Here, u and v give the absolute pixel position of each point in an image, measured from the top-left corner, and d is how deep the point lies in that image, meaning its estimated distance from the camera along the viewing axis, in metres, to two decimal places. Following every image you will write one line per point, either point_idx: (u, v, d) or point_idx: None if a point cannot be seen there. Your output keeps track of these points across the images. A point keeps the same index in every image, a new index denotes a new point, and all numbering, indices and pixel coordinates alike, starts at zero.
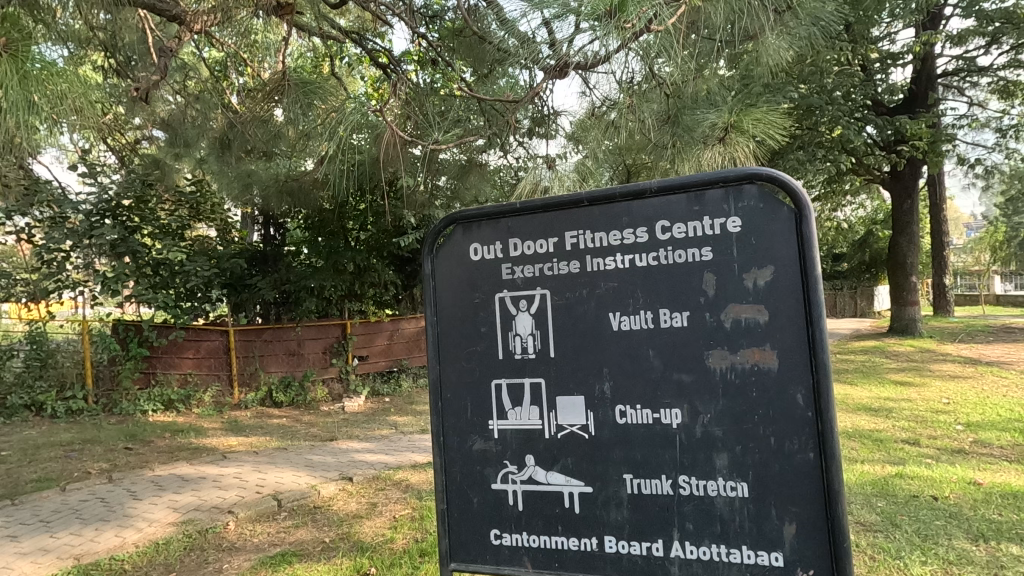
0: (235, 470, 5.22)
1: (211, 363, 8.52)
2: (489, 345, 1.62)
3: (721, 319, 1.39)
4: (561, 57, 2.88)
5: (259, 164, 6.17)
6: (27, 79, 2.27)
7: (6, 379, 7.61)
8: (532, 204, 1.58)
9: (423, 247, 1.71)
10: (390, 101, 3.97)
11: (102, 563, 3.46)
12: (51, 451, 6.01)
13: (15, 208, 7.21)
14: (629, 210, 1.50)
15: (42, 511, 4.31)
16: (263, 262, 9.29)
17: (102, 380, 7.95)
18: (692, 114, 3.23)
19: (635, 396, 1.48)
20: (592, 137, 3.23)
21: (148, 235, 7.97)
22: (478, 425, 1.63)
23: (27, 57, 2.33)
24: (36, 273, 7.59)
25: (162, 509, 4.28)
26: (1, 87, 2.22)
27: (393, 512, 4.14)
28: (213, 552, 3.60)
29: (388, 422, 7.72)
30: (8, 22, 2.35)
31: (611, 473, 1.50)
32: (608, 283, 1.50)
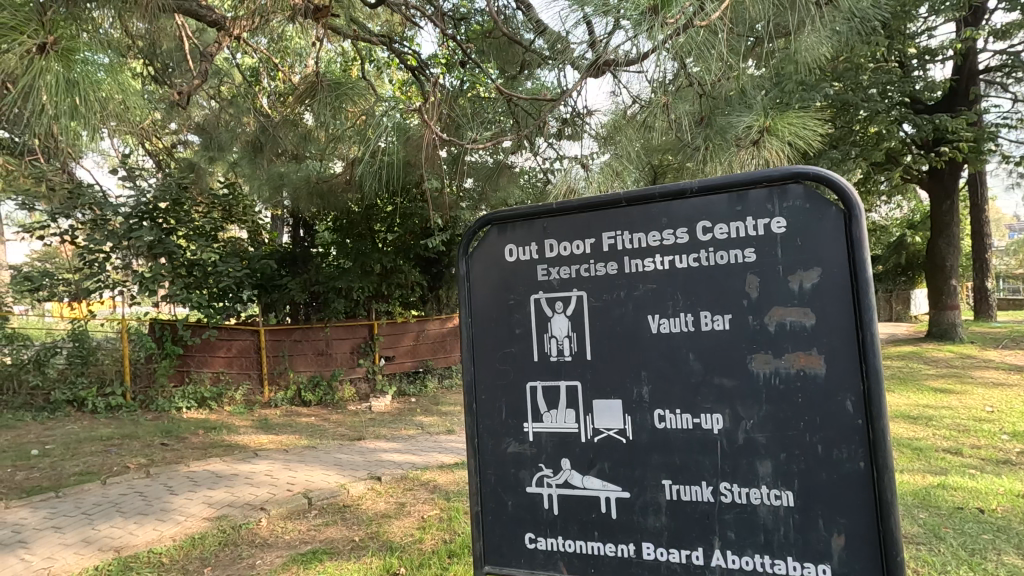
0: (267, 468, 5.32)
1: (242, 362, 8.73)
2: (524, 347, 1.61)
3: (765, 322, 1.36)
4: (600, 57, 2.84)
5: (289, 166, 6.26)
6: (76, 87, 2.39)
7: (50, 376, 7.86)
8: (568, 204, 1.56)
9: (457, 248, 1.71)
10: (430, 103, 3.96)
11: (141, 556, 3.55)
12: (92, 445, 6.21)
13: (59, 210, 7.47)
14: (668, 210, 1.47)
15: (84, 504, 4.45)
16: (294, 263, 9.46)
17: (140, 377, 8.19)
18: (726, 116, 3.21)
19: (675, 400, 1.44)
20: (623, 137, 3.21)
21: (183, 236, 8.15)
22: (513, 428, 1.62)
23: (80, 60, 2.47)
24: (77, 274, 7.88)
25: (198, 504, 4.38)
26: (53, 96, 2.35)
27: (421, 512, 4.16)
28: (246, 548, 3.67)
29: (415, 422, 7.78)
30: (57, 28, 2.47)
31: (649, 478, 1.48)
32: (647, 285, 1.48)
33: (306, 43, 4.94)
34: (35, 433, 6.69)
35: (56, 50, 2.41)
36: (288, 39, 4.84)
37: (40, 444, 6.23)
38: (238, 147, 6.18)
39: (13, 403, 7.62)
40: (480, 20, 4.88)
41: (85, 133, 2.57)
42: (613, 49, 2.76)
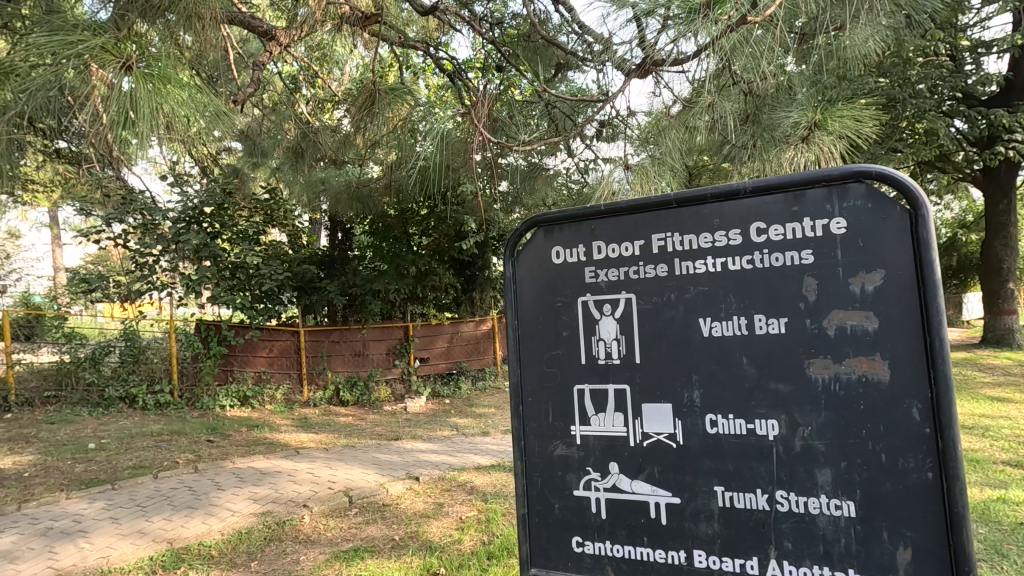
0: (308, 466, 5.44)
1: (283, 362, 8.98)
2: (571, 349, 1.60)
3: (824, 326, 1.32)
4: (648, 59, 2.83)
5: (328, 171, 6.41)
6: (154, 96, 2.55)
7: (104, 373, 8.23)
8: (617, 205, 1.55)
9: (503, 251, 1.72)
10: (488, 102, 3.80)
11: (192, 548, 3.68)
12: (143, 440, 6.49)
13: (113, 215, 7.78)
14: (720, 211, 1.44)
15: (139, 496, 4.65)
16: (331, 266, 9.63)
17: (186, 376, 8.55)
18: (772, 112, 3.13)
19: (727, 404, 1.41)
20: (668, 138, 3.16)
21: (228, 240, 8.43)
22: (560, 431, 1.61)
23: (152, 77, 2.60)
24: (127, 277, 8.29)
25: (244, 500, 4.51)
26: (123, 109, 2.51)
27: (459, 513, 4.19)
28: (291, 544, 3.77)
29: (450, 423, 7.86)
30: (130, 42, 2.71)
31: (700, 484, 1.45)
32: (698, 288, 1.45)
33: (343, 50, 5.03)
34: (91, 428, 7.03)
35: (138, 69, 2.58)
36: (326, 47, 4.97)
37: (96, 438, 6.54)
38: (280, 153, 6.35)
39: (71, 398, 8.01)
40: (515, 23, 4.87)
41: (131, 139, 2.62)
42: (671, 52, 2.72)
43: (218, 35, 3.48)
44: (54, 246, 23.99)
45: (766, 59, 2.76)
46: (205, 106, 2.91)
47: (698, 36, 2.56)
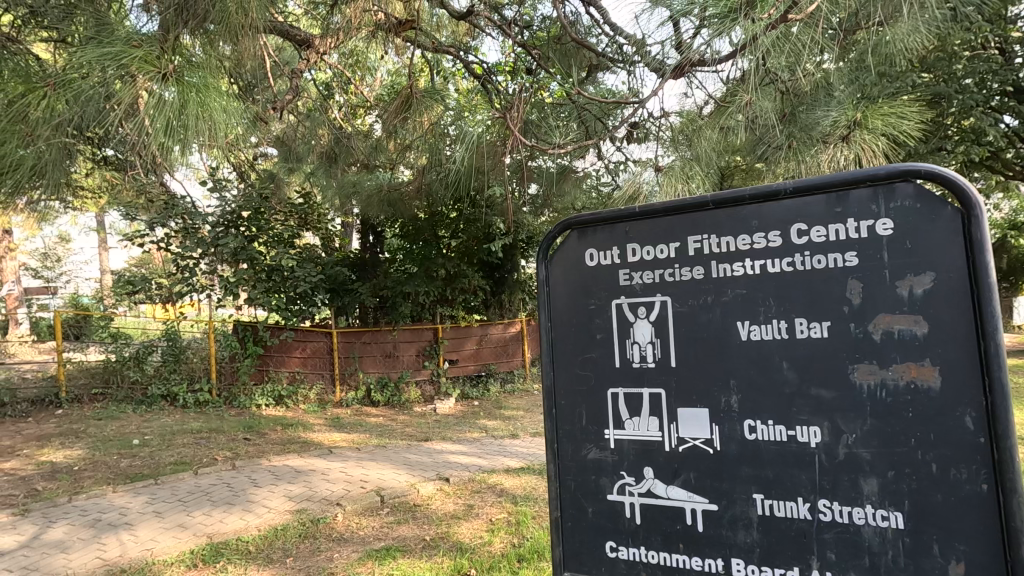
0: (340, 465, 5.54)
1: (316, 363, 9.17)
2: (605, 352, 1.58)
3: (870, 330, 1.27)
4: (686, 58, 2.77)
5: (361, 175, 6.53)
6: (191, 105, 2.65)
7: (147, 372, 8.55)
8: (652, 207, 1.53)
9: (536, 254, 1.72)
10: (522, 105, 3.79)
11: (231, 543, 3.78)
12: (184, 437, 6.71)
13: (157, 219, 7.92)
14: (759, 213, 1.41)
15: (180, 491, 4.81)
16: (363, 269, 9.78)
17: (224, 375, 8.79)
18: (810, 111, 3.05)
19: (766, 410, 1.38)
20: (702, 139, 3.11)
21: (264, 243, 8.66)
22: (594, 435, 1.60)
23: (188, 86, 2.71)
24: (168, 280, 8.57)
25: (279, 497, 4.62)
26: (159, 116, 2.60)
27: (489, 515, 4.21)
28: (324, 541, 3.84)
29: (479, 425, 7.89)
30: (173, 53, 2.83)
31: (738, 491, 1.42)
32: (736, 290, 1.42)
33: (375, 56, 5.12)
34: (135, 424, 7.31)
35: (173, 78, 2.69)
36: (359, 54, 5.07)
37: (140, 434, 6.80)
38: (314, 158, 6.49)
39: (117, 395, 8.35)
40: (545, 25, 4.88)
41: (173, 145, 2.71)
42: (708, 50, 2.67)
43: (256, 43, 3.60)
44: (100, 250, 25.11)
45: (805, 57, 2.69)
46: (239, 113, 2.99)
47: (732, 31, 2.54)
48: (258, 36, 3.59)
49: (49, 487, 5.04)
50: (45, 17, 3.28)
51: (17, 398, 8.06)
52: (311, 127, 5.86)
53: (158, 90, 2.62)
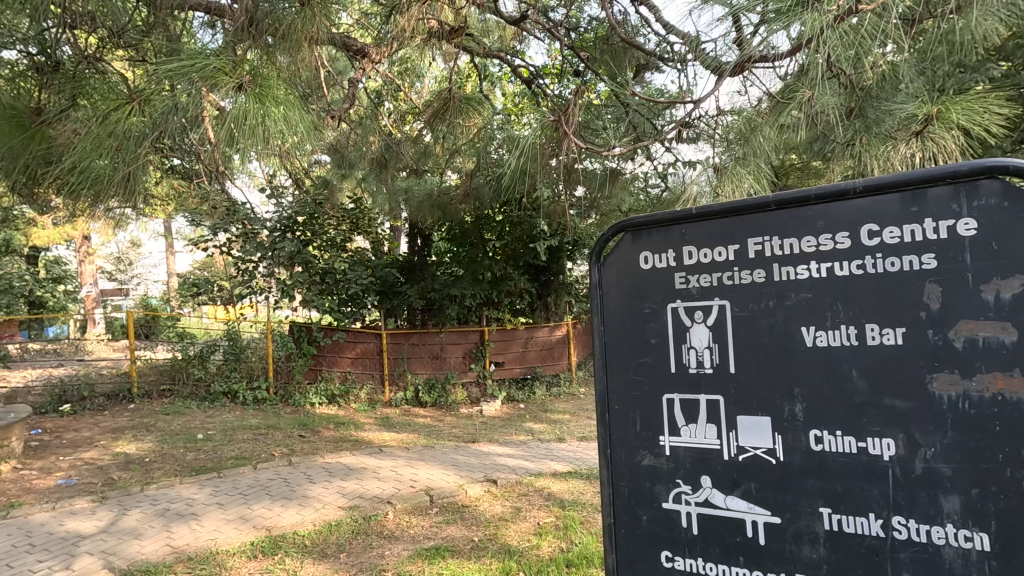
0: (391, 464, 5.66)
1: (367, 363, 9.40)
2: (660, 357, 1.54)
3: (950, 338, 1.19)
4: (745, 56, 2.71)
5: (410, 181, 6.70)
6: (260, 115, 2.79)
7: (210, 369, 9.02)
8: (709, 209, 1.49)
9: (589, 256, 1.69)
10: (575, 106, 3.74)
11: (288, 537, 3.92)
12: (244, 433, 7.02)
13: (220, 225, 8.41)
14: (825, 213, 1.35)
15: (241, 484, 5.04)
16: (411, 272, 9.95)
17: (280, 374, 9.17)
18: (878, 106, 2.90)
19: (834, 420, 1.32)
20: (759, 137, 2.94)
21: (318, 247, 9.03)
22: (648, 441, 1.56)
23: (259, 97, 2.85)
24: (229, 282, 9.01)
25: (333, 493, 4.76)
26: (228, 128, 2.78)
27: (537, 519, 4.20)
28: (376, 538, 3.93)
29: (525, 428, 7.91)
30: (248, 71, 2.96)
31: (803, 504, 1.36)
32: (801, 295, 1.36)
33: (425, 63, 5.23)
34: (199, 420, 7.71)
35: (249, 88, 2.85)
36: (409, 61, 5.21)
37: (204, 429, 7.16)
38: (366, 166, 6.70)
39: (183, 392, 8.83)
40: (592, 26, 4.83)
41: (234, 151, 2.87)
42: (767, 47, 2.59)
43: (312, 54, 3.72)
44: (167, 254, 26.75)
45: (874, 50, 2.56)
46: (299, 122, 3.07)
47: (791, 27, 2.47)
48: (313, 48, 3.70)
49: (124, 477, 5.38)
50: (125, 39, 3.47)
51: (95, 393, 8.64)
52: (362, 135, 5.98)
53: (232, 99, 2.80)
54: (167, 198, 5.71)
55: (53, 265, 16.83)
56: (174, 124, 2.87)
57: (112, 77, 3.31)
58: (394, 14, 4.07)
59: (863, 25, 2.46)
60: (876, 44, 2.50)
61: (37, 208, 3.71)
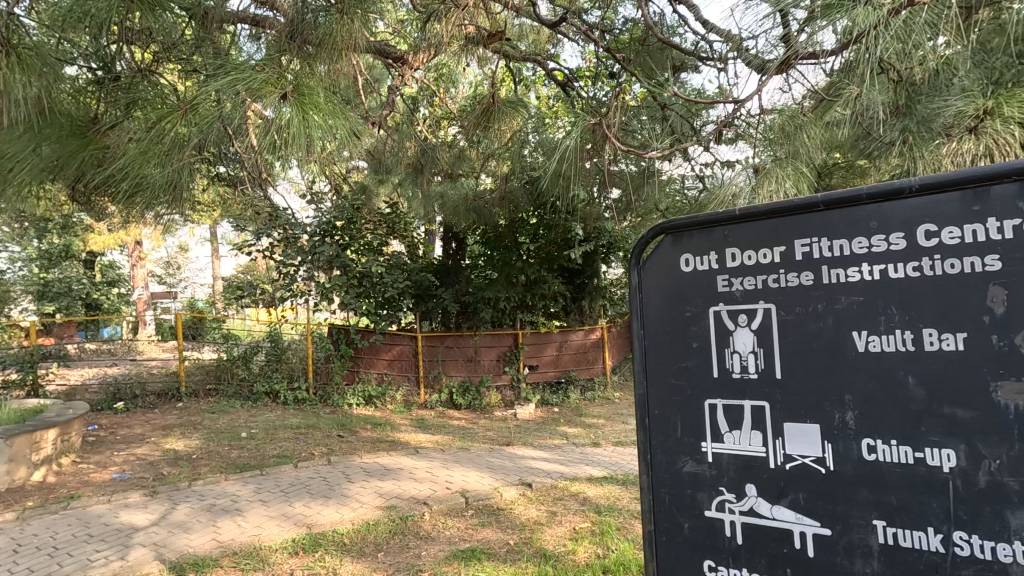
0: (426, 465, 5.72)
1: (402, 365, 9.55)
2: (702, 361, 1.50)
3: (1016, 344, 1.13)
4: (792, 52, 2.64)
5: (445, 186, 6.79)
6: (306, 121, 2.86)
7: (253, 370, 9.32)
8: (754, 210, 1.45)
9: (628, 259, 1.67)
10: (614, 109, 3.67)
11: (327, 534, 4.01)
12: (285, 431, 7.22)
13: (262, 229, 8.67)
14: (878, 213, 1.30)
15: (282, 482, 5.18)
16: (446, 275, 10.07)
17: (320, 374, 9.41)
18: (930, 101, 2.75)
19: (889, 429, 1.26)
20: (803, 135, 2.84)
21: (356, 251, 9.19)
22: (690, 447, 1.53)
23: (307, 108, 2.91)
24: (271, 285, 9.27)
25: (371, 493, 4.83)
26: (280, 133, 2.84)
27: (572, 524, 4.17)
28: (413, 538, 3.97)
29: (560, 432, 7.87)
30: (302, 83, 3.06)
31: (855, 516, 1.31)
32: (852, 298, 1.31)
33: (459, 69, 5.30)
34: (243, 418, 7.96)
35: (294, 98, 2.91)
36: (444, 67, 5.30)
37: (247, 428, 7.38)
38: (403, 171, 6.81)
39: (227, 391, 9.15)
40: (627, 28, 4.79)
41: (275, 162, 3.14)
42: (811, 43, 2.56)
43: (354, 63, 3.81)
44: (213, 259, 27.83)
45: (925, 43, 2.44)
46: (341, 129, 3.08)
47: (837, 22, 2.43)
48: (354, 57, 3.78)
49: (173, 472, 5.61)
50: (177, 52, 3.57)
51: (146, 391, 9.03)
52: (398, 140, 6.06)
53: (277, 107, 2.86)
54: (213, 204, 5.93)
55: (108, 269, 17.66)
56: (219, 129, 2.98)
57: (164, 89, 3.44)
58: (433, 20, 4.14)
59: (915, 18, 2.35)
60: (928, 37, 2.40)
61: (95, 215, 3.92)
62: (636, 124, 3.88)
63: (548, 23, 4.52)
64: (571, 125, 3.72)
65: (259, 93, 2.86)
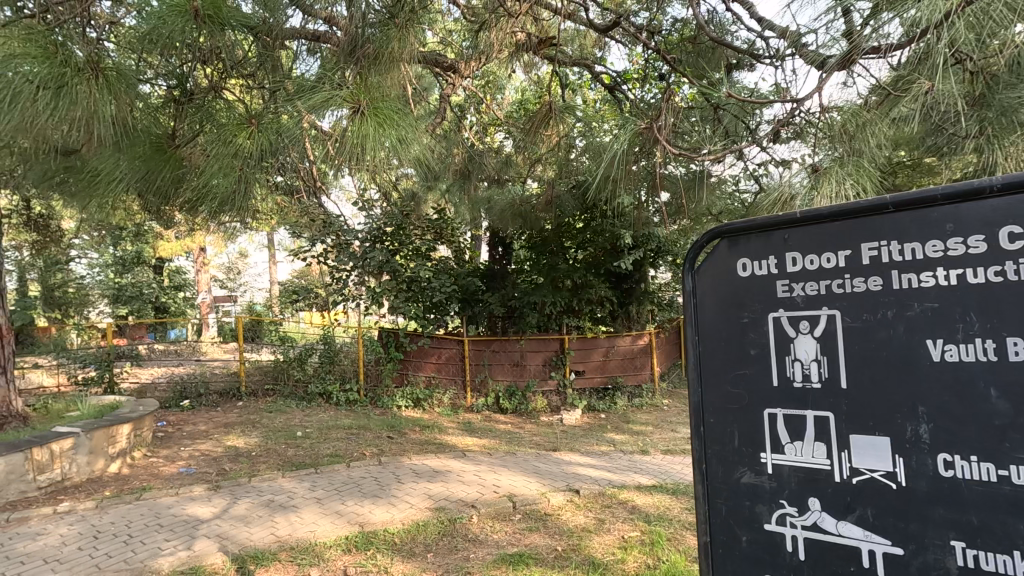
0: (474, 468, 5.78)
1: (450, 368, 9.68)
2: (761, 369, 1.45)
3: None
4: (856, 45, 2.53)
5: (493, 192, 6.88)
6: (380, 127, 3.03)
7: (307, 371, 9.67)
8: (816, 212, 1.40)
9: (682, 263, 1.63)
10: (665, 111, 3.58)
11: (379, 534, 4.10)
12: (338, 432, 7.45)
13: (317, 236, 9.01)
14: (954, 214, 1.23)
15: (336, 480, 5.35)
16: (492, 279, 10.02)
17: (370, 376, 9.68)
18: (1011, 91, 2.61)
19: (967, 444, 1.19)
20: (867, 132, 2.69)
21: (405, 256, 9.43)
22: (748, 457, 1.48)
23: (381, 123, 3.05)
24: (325, 290, 9.61)
25: (420, 494, 4.92)
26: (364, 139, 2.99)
27: (621, 532, 4.11)
28: (461, 540, 4.01)
29: (607, 438, 7.77)
30: (370, 96, 3.19)
31: (930, 535, 1.23)
32: (925, 304, 1.24)
33: (505, 75, 5.38)
34: (298, 418, 8.27)
35: (369, 111, 3.06)
36: (491, 74, 5.38)
37: (302, 427, 7.67)
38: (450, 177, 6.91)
39: (284, 391, 9.53)
40: (675, 28, 4.70)
41: (329, 169, 3.42)
42: (877, 36, 2.46)
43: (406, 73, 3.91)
44: (271, 264, 29.11)
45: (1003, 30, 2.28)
46: (401, 142, 3.11)
47: (905, 12, 2.32)
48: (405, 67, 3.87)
49: (235, 468, 5.89)
50: (244, 69, 3.75)
51: (209, 389, 9.50)
52: None
53: (332, 115, 3.03)
54: (273, 213, 6.20)
55: (176, 274, 18.79)
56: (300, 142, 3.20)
57: (234, 104, 3.62)
58: (484, 30, 4.19)
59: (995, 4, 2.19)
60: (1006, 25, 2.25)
61: (165, 223, 4.18)
62: (687, 125, 3.78)
63: (596, 27, 4.53)
64: (618, 130, 3.71)
65: (324, 105, 3.00)
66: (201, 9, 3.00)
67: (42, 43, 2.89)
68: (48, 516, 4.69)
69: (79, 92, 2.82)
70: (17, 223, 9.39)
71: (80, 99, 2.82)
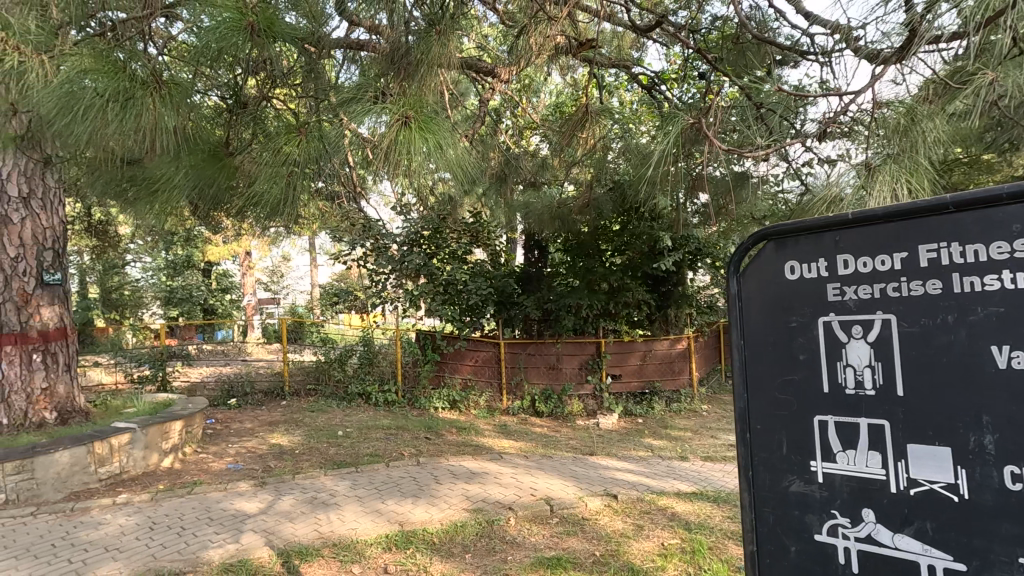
0: (510, 470, 5.80)
1: (486, 371, 9.74)
2: (811, 374, 1.41)
3: None
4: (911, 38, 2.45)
5: (529, 196, 6.90)
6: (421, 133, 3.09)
7: (347, 372, 9.88)
8: (869, 213, 1.35)
9: (726, 266, 1.60)
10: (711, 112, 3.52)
11: (418, 533, 4.15)
12: (377, 432, 7.59)
13: (357, 240, 9.25)
14: (1021, 214, 1.17)
15: (375, 479, 5.46)
16: (528, 282, 10.05)
17: (408, 378, 9.84)
18: None
19: None
20: (923, 126, 2.57)
21: (442, 259, 9.56)
22: (797, 465, 1.44)
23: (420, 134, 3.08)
24: (365, 292, 9.83)
25: (457, 495, 4.97)
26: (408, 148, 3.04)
27: (661, 539, 4.05)
28: (499, 542, 4.03)
29: (645, 444, 7.67)
30: (412, 106, 3.25)
31: (996, 552, 1.17)
32: (989, 309, 1.19)
33: (541, 79, 5.40)
34: (339, 418, 8.47)
35: (415, 123, 3.11)
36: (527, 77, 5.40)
37: (343, 427, 7.85)
38: None
39: (325, 391, 9.78)
40: (715, 27, 4.62)
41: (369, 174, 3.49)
42: (934, 28, 2.37)
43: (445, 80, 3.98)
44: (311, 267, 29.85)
45: None
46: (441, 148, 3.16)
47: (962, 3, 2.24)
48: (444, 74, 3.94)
49: (279, 465, 6.07)
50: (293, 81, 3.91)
51: (255, 389, 9.82)
52: None
53: (373, 122, 3.11)
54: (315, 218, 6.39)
55: (223, 277, 19.51)
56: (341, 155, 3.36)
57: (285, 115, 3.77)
58: (522, 34, 4.22)
59: None
60: None
61: (213, 228, 4.34)
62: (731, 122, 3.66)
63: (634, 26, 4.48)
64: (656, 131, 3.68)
65: (366, 113, 3.11)
66: (256, 24, 3.11)
67: (110, 62, 3.06)
68: (108, 507, 4.95)
69: (143, 104, 2.94)
70: (79, 229, 9.93)
71: (144, 111, 2.94)
